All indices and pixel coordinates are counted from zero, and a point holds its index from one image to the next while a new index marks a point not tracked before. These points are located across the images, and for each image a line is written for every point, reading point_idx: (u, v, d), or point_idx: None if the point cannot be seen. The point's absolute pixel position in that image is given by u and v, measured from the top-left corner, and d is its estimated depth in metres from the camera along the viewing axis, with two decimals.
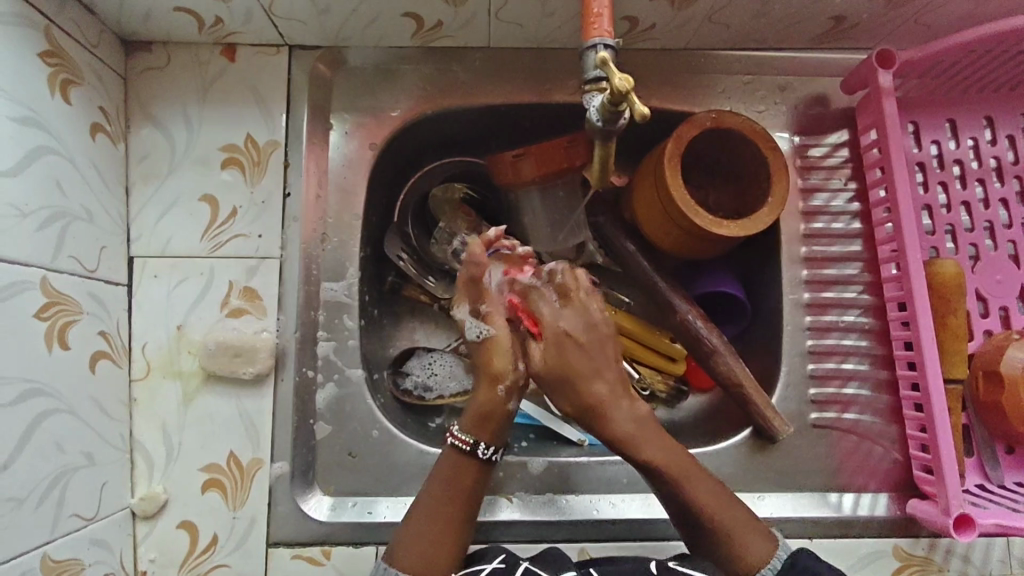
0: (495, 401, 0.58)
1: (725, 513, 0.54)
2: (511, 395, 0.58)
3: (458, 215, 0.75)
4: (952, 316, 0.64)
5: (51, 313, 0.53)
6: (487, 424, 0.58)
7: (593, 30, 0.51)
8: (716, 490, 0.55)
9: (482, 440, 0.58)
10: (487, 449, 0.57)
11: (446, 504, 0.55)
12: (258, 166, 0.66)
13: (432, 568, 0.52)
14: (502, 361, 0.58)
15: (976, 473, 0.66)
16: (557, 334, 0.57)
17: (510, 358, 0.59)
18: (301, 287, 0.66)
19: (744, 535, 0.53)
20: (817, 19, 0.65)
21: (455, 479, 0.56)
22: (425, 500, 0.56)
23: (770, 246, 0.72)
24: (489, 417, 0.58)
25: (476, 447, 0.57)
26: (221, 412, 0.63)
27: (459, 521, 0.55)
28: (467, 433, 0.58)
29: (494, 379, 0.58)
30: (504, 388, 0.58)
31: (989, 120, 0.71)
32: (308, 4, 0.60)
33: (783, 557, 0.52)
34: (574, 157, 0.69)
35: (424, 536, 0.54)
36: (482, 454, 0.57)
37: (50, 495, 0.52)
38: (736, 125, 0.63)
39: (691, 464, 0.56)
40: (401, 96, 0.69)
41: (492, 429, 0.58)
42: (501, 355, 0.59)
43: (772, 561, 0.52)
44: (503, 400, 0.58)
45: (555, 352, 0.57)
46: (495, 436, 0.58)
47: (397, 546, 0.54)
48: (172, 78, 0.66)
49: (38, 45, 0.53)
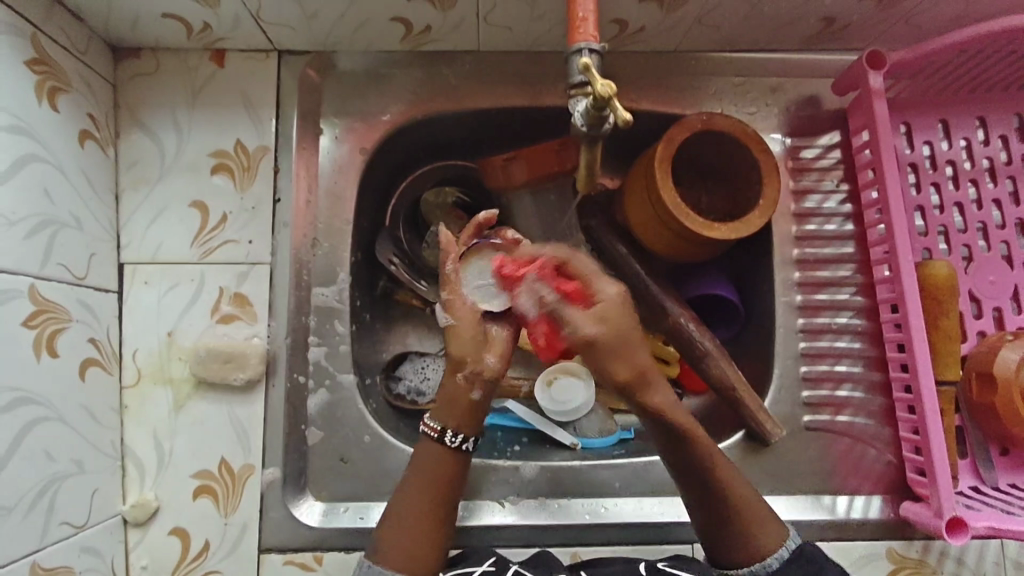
0: (458, 385, 0.58)
1: (746, 497, 0.54)
2: (472, 384, 0.57)
3: (451, 218, 0.76)
4: (944, 318, 0.64)
5: (40, 320, 0.53)
6: (452, 410, 0.57)
7: (578, 34, 0.51)
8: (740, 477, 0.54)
9: (450, 427, 0.57)
10: (456, 438, 0.57)
11: (424, 497, 0.55)
12: (248, 172, 0.65)
13: (418, 549, 0.53)
14: (463, 347, 0.58)
15: (971, 474, 0.66)
16: (610, 299, 0.53)
17: (472, 344, 0.58)
18: (291, 293, 0.65)
19: (762, 523, 0.53)
20: (808, 20, 0.65)
21: (433, 476, 0.56)
22: (403, 498, 0.55)
23: (763, 248, 0.72)
24: (455, 401, 0.57)
25: (443, 434, 0.56)
26: (212, 418, 0.63)
27: (441, 496, 0.55)
28: (437, 421, 0.57)
29: (455, 366, 0.58)
30: (464, 376, 0.57)
31: (981, 120, 0.71)
32: (296, 8, 0.60)
33: (790, 550, 0.53)
34: (565, 160, 0.70)
35: (407, 522, 0.54)
36: (450, 442, 0.56)
37: (40, 503, 0.52)
38: (726, 127, 0.63)
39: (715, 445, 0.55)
40: (392, 100, 0.69)
41: (460, 416, 0.57)
42: (462, 344, 0.58)
43: (781, 549, 0.53)
44: (465, 387, 0.57)
45: (613, 317, 0.52)
46: (464, 424, 0.57)
47: (382, 546, 0.53)
48: (161, 84, 0.65)
49: (25, 52, 0.53)
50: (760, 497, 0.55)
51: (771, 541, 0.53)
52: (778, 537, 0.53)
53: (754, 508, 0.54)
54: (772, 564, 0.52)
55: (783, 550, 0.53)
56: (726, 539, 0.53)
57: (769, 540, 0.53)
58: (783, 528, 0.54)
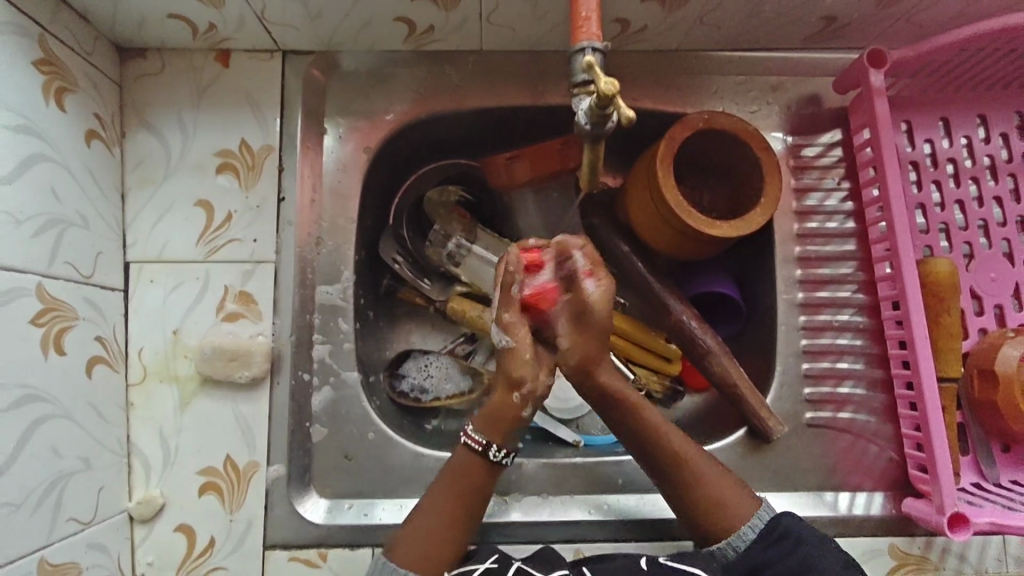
0: (510, 405, 0.56)
1: (705, 476, 0.56)
2: (526, 403, 0.56)
3: (454, 217, 0.75)
4: (945, 315, 0.64)
5: (48, 318, 0.54)
6: (498, 425, 0.56)
7: (581, 33, 0.51)
8: (699, 456, 0.57)
9: (494, 442, 0.56)
10: (498, 451, 0.56)
11: (454, 486, 0.56)
12: (253, 171, 0.66)
13: (442, 536, 0.54)
14: (523, 369, 0.55)
15: (972, 471, 0.66)
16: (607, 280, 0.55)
17: (531, 366, 0.55)
18: (295, 291, 0.66)
19: (726, 499, 0.56)
20: (809, 18, 0.65)
21: (466, 482, 0.56)
22: (435, 490, 0.56)
23: (765, 246, 0.72)
24: (502, 418, 0.56)
25: (487, 449, 0.56)
26: (217, 415, 0.64)
27: (471, 490, 0.56)
28: (482, 433, 0.57)
29: (511, 386, 0.55)
30: (521, 396, 0.56)
31: (982, 118, 0.71)
32: (301, 9, 0.60)
33: (765, 519, 0.55)
34: (568, 159, 0.73)
35: (437, 512, 0.55)
36: (493, 456, 0.56)
37: (48, 499, 0.53)
38: (728, 126, 0.63)
39: (673, 429, 0.58)
40: (395, 100, 0.69)
41: (504, 431, 0.56)
42: (522, 365, 0.55)
43: (753, 520, 0.55)
44: (519, 407, 0.56)
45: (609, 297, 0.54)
46: (506, 437, 0.56)
47: (402, 540, 0.54)
48: (167, 84, 0.66)
49: (33, 53, 0.54)
50: (728, 476, 0.57)
51: (738, 515, 0.55)
52: (750, 512, 0.55)
53: (715, 486, 0.56)
54: (748, 534, 0.54)
55: (755, 521, 0.55)
56: (692, 517, 0.57)
57: (740, 517, 0.55)
58: (753, 503, 0.56)
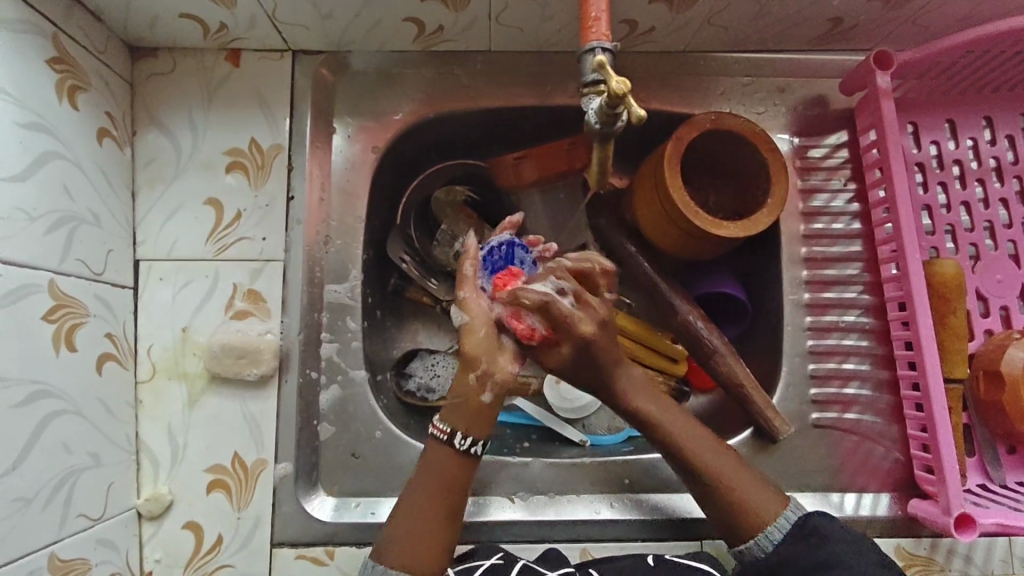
0: (467, 386, 0.57)
1: (735, 479, 0.56)
2: (483, 386, 0.56)
3: (462, 217, 0.76)
4: (952, 316, 0.64)
5: (60, 315, 0.54)
6: (459, 411, 0.57)
7: (591, 33, 0.51)
8: (729, 461, 0.57)
9: (460, 429, 0.56)
10: (464, 440, 0.56)
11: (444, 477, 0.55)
12: (262, 170, 0.66)
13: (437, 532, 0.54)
14: (477, 348, 0.57)
15: (978, 472, 0.66)
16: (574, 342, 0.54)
17: (485, 345, 0.57)
18: (304, 290, 0.66)
19: (756, 499, 0.55)
20: (816, 20, 0.65)
21: (449, 476, 0.55)
22: (422, 480, 0.56)
23: (770, 247, 0.72)
24: (464, 402, 0.57)
25: (453, 437, 0.56)
26: (225, 413, 0.64)
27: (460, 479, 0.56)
28: (447, 423, 0.57)
29: (468, 366, 0.57)
30: (476, 377, 0.56)
31: (987, 120, 0.71)
32: (311, 9, 0.61)
33: (792, 519, 0.54)
34: (574, 158, 0.73)
35: (430, 503, 0.54)
36: (459, 444, 0.56)
37: (59, 494, 0.53)
38: (736, 126, 0.63)
39: (704, 435, 0.58)
40: (403, 100, 0.69)
41: (468, 419, 0.56)
42: (474, 343, 0.57)
43: (781, 520, 0.54)
44: (476, 389, 0.56)
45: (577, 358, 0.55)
46: (472, 426, 0.56)
47: (391, 540, 0.53)
48: (178, 84, 0.66)
49: (47, 51, 0.54)
50: (754, 474, 0.57)
51: (765, 515, 0.55)
52: (776, 512, 0.55)
53: (744, 485, 0.56)
54: (774, 535, 0.54)
55: (783, 520, 0.54)
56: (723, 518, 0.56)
57: (768, 515, 0.55)
58: (781, 503, 0.55)
